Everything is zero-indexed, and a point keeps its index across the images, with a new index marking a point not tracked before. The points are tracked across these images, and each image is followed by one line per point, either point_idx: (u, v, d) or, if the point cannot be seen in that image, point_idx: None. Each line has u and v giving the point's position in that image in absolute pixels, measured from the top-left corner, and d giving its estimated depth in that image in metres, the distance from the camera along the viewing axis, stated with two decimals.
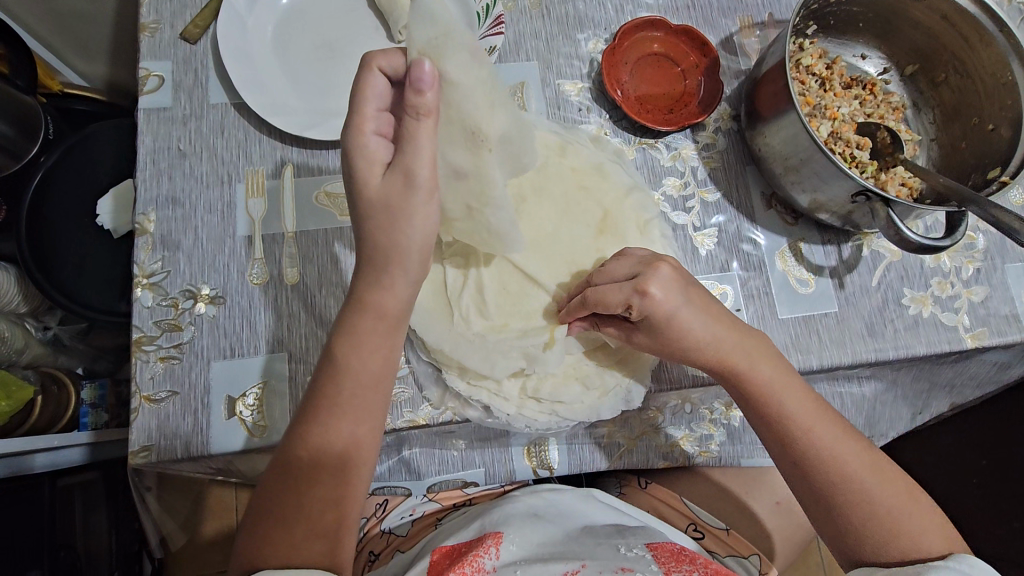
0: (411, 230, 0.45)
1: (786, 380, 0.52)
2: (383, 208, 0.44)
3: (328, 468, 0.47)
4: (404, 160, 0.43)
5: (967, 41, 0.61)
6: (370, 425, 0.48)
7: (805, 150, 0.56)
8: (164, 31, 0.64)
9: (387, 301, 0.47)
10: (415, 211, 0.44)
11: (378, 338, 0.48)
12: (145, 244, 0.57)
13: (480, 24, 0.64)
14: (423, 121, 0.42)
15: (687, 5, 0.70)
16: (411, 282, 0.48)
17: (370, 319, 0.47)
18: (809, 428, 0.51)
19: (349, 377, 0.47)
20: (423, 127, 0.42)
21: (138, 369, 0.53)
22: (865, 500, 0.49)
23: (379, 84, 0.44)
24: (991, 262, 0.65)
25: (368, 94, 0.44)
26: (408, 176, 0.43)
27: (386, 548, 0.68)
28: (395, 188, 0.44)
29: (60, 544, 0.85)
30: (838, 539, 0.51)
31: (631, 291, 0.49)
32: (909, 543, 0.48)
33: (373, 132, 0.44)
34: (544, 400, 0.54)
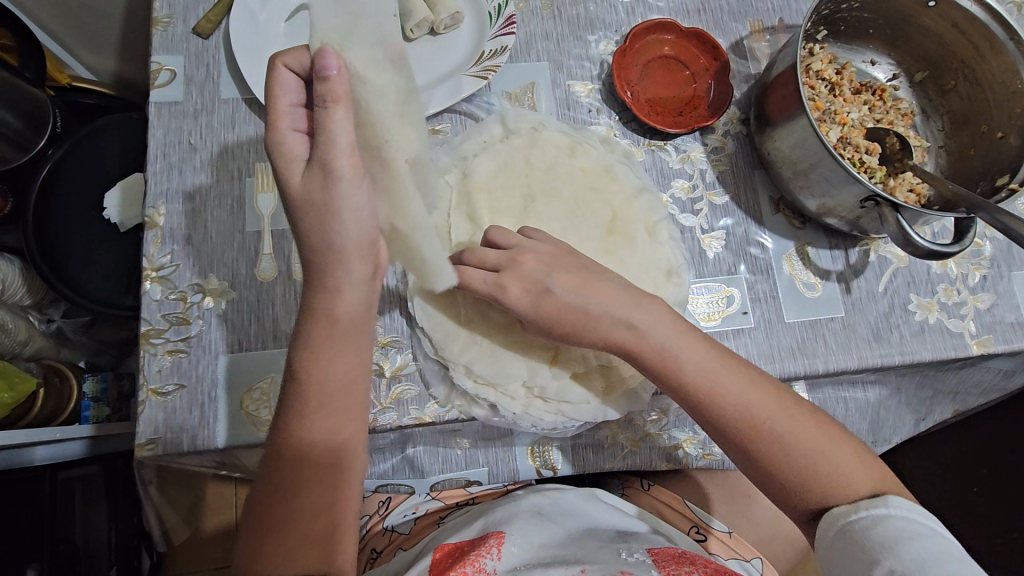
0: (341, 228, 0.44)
1: (682, 339, 0.51)
2: (309, 207, 0.43)
3: (313, 476, 0.47)
4: (320, 153, 0.41)
5: (978, 49, 0.61)
6: (352, 432, 0.49)
7: (816, 153, 0.56)
8: (176, 25, 0.64)
9: (337, 306, 0.47)
10: (344, 206, 0.43)
11: (343, 342, 0.48)
12: (155, 237, 0.57)
13: (491, 24, 0.64)
14: (333, 107, 0.38)
15: (698, 8, 0.70)
16: (358, 285, 0.48)
17: (321, 327, 0.47)
18: (707, 384, 0.50)
19: (319, 388, 0.47)
20: (334, 115, 0.39)
21: (146, 362, 0.53)
22: (787, 447, 0.48)
23: (289, 81, 0.44)
24: (997, 270, 0.65)
25: (279, 91, 0.44)
26: (330, 172, 0.41)
27: (389, 545, 0.67)
28: (314, 184, 0.42)
29: (61, 537, 0.85)
30: (772, 488, 0.50)
31: (492, 284, 0.52)
32: (847, 481, 0.47)
33: (289, 128, 0.44)
34: (551, 399, 0.54)
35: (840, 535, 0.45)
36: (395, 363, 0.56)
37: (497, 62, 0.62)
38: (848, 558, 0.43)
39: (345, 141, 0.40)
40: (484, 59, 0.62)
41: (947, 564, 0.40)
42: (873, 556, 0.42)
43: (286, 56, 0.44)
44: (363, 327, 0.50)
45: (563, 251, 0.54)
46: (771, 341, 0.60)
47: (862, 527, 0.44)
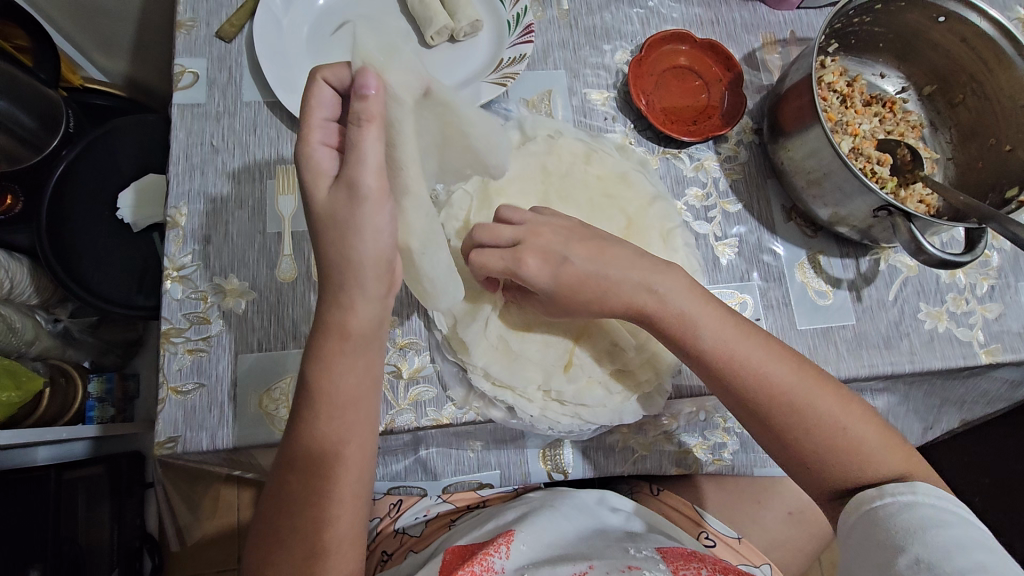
0: (361, 244, 0.42)
1: (702, 312, 0.51)
2: (331, 224, 0.41)
3: (319, 493, 0.47)
4: (348, 169, 0.40)
5: (987, 64, 0.62)
6: (359, 451, 0.48)
7: (829, 163, 0.57)
8: (199, 29, 0.64)
9: (349, 322, 0.45)
10: (364, 225, 0.41)
11: (356, 357, 0.47)
12: (176, 236, 0.58)
13: (510, 32, 0.65)
14: (366, 126, 0.38)
15: (711, 20, 0.72)
16: (372, 301, 0.46)
17: (333, 340, 0.46)
18: (729, 351, 0.51)
19: (327, 405, 0.47)
20: (366, 134, 0.38)
21: (166, 361, 0.53)
22: (805, 417, 0.49)
23: (326, 94, 0.44)
24: (1005, 280, 0.66)
25: (314, 103, 0.43)
26: (355, 190, 0.40)
27: (400, 547, 0.68)
28: (340, 200, 0.41)
29: (64, 537, 0.84)
30: (786, 457, 0.51)
31: (509, 259, 0.51)
32: (857, 464, 0.49)
33: (319, 142, 0.42)
34: (568, 402, 0.55)
35: (862, 519, 0.46)
36: (413, 365, 0.56)
37: (516, 70, 0.63)
38: (870, 543, 0.45)
39: (375, 160, 0.39)
40: (503, 66, 0.63)
41: (974, 553, 0.41)
42: (898, 543, 0.43)
43: (327, 71, 0.44)
44: (372, 343, 0.48)
45: (573, 229, 0.54)
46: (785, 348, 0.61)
47: (886, 513, 0.45)
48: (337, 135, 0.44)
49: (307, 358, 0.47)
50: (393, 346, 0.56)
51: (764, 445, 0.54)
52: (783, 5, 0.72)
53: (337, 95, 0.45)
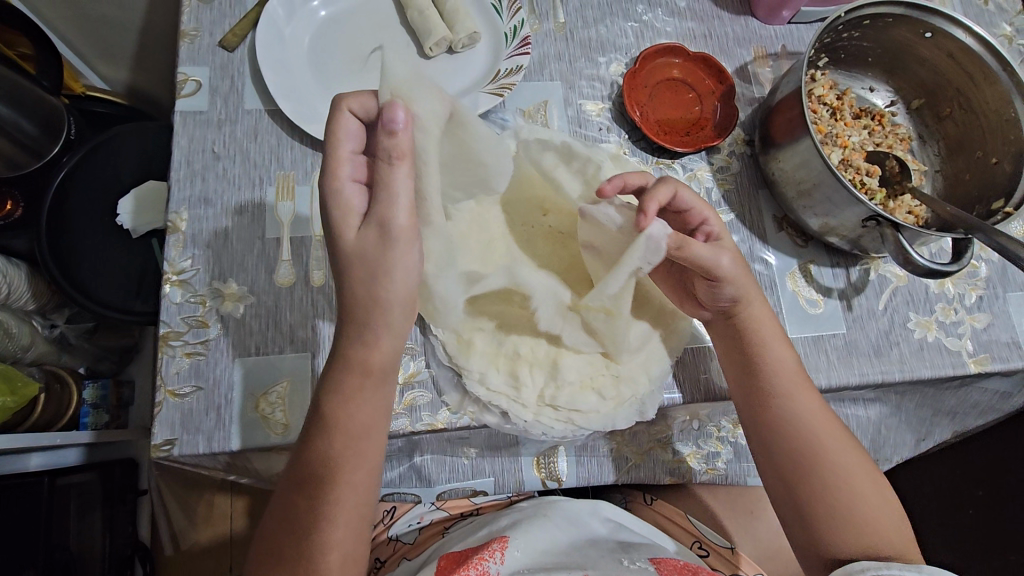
0: (393, 284, 0.45)
1: (769, 352, 0.56)
2: (363, 261, 0.45)
3: (326, 514, 0.48)
4: (380, 210, 0.43)
5: (973, 79, 0.64)
6: (367, 474, 0.49)
7: (818, 174, 0.58)
8: (203, 38, 0.66)
9: (373, 357, 0.48)
10: (396, 263, 0.44)
11: (371, 390, 0.48)
12: (177, 241, 0.58)
13: (507, 44, 0.66)
14: (397, 163, 0.42)
15: (704, 34, 0.73)
16: (396, 335, 0.48)
17: (355, 378, 0.48)
18: (802, 397, 0.56)
19: (340, 435, 0.48)
20: (398, 170, 0.42)
21: (164, 364, 0.54)
22: (826, 462, 0.55)
23: (351, 126, 0.47)
24: (993, 290, 0.67)
25: (342, 136, 0.46)
26: (388, 228, 0.43)
27: (394, 554, 0.68)
28: (370, 242, 0.44)
29: (55, 545, 0.83)
30: (787, 494, 0.57)
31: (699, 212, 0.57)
32: (851, 522, 0.54)
33: (350, 177, 0.45)
34: (561, 407, 0.55)
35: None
36: (409, 369, 0.57)
37: (512, 80, 0.64)
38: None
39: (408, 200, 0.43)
40: (500, 77, 0.65)
41: None
42: None
43: (353, 100, 0.46)
44: (370, 378, 0.48)
45: None
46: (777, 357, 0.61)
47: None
48: (364, 166, 0.47)
49: (326, 392, 0.48)
50: None
51: (767, 481, 0.59)
52: (775, 20, 0.74)
53: (360, 125, 0.47)
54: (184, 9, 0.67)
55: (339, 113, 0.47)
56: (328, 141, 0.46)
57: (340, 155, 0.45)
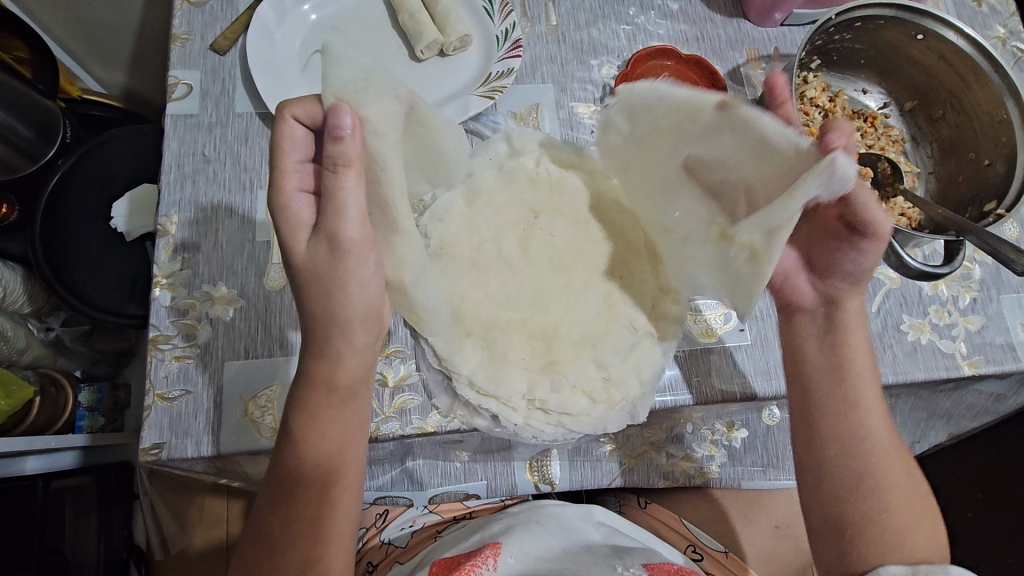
0: (347, 299, 0.46)
1: (856, 342, 0.59)
2: (315, 276, 0.45)
3: (302, 535, 0.48)
4: (329, 224, 0.43)
5: (965, 80, 0.64)
6: (339, 494, 0.50)
7: None
8: (194, 42, 0.66)
9: (337, 374, 0.48)
10: (353, 272, 0.45)
11: (338, 411, 0.49)
12: (167, 244, 0.58)
13: (499, 47, 0.66)
14: (343, 170, 0.41)
15: (697, 37, 0.73)
16: (361, 351, 0.49)
17: (321, 396, 0.48)
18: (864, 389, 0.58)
19: (313, 456, 0.48)
20: (345, 177, 0.41)
21: (154, 367, 0.54)
22: (871, 483, 0.57)
23: (297, 134, 0.46)
24: (987, 293, 0.67)
25: (287, 146, 0.46)
26: (335, 242, 0.43)
27: (386, 559, 0.69)
28: (319, 255, 0.45)
29: (50, 549, 0.83)
30: (822, 493, 0.59)
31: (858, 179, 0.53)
32: (872, 542, 0.56)
33: (296, 189, 0.46)
34: (552, 411, 0.54)
35: None
36: (399, 373, 0.57)
37: (504, 83, 0.64)
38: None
39: (356, 208, 0.43)
40: (492, 80, 0.65)
41: None
42: None
43: (296, 108, 0.46)
44: (349, 398, 0.49)
45: None
46: (767, 359, 0.61)
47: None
48: (312, 177, 0.48)
49: (313, 399, 0.48)
50: (379, 354, 0.57)
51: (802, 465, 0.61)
52: (767, 22, 0.74)
53: (308, 132, 0.47)
54: (176, 12, 0.67)
55: (283, 120, 0.46)
56: (273, 149, 0.46)
57: (285, 167, 0.46)
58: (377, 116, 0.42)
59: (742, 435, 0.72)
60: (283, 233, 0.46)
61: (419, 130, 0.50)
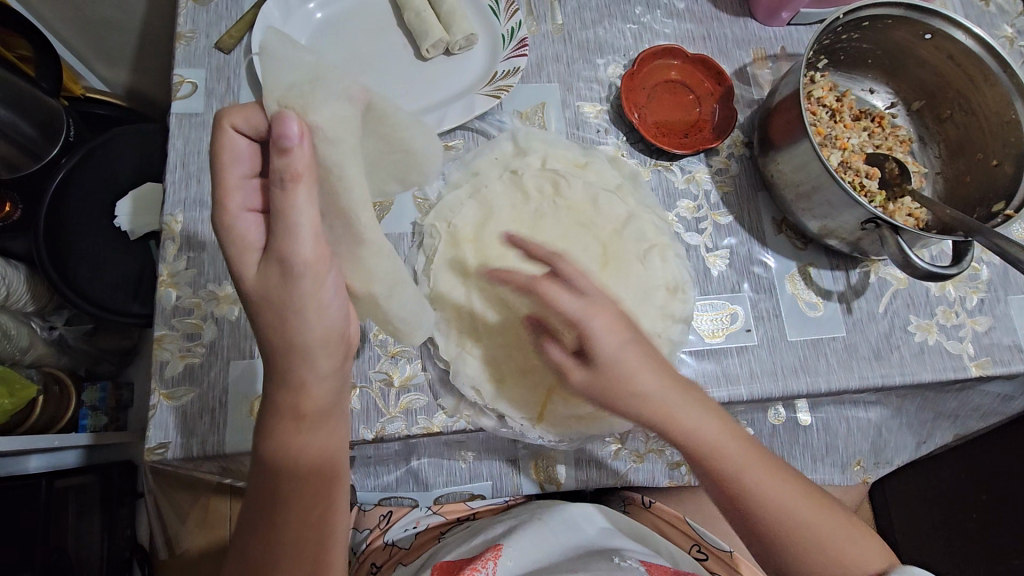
0: (307, 326, 0.42)
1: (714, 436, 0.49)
2: (268, 301, 0.42)
3: (300, 541, 0.48)
4: (279, 244, 0.40)
5: (973, 80, 0.63)
6: (329, 503, 0.49)
7: (817, 176, 0.58)
8: (199, 40, 0.66)
9: (303, 402, 0.45)
10: (305, 297, 0.41)
11: (320, 427, 0.46)
12: (172, 243, 0.58)
13: (504, 46, 0.66)
14: (291, 185, 0.37)
15: (703, 36, 0.73)
16: (325, 377, 0.45)
17: (286, 423, 0.45)
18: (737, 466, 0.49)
19: (305, 464, 0.46)
20: (292, 194, 0.37)
21: (159, 367, 0.54)
22: (802, 543, 0.49)
23: (240, 146, 0.44)
24: (994, 293, 0.67)
25: (227, 159, 0.44)
26: (287, 264, 0.40)
27: (389, 560, 0.66)
28: (272, 279, 0.41)
29: (54, 547, 0.83)
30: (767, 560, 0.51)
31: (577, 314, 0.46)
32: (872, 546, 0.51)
33: (241, 208, 0.43)
34: (558, 412, 0.55)
35: None
36: (405, 373, 0.57)
37: (509, 82, 0.64)
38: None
39: (309, 222, 0.39)
40: (497, 79, 0.64)
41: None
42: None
43: (234, 117, 0.43)
44: (332, 414, 0.47)
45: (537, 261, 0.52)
46: (774, 360, 0.61)
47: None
48: (258, 192, 0.45)
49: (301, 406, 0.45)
50: (384, 354, 0.57)
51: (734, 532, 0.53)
52: (774, 22, 0.74)
53: (252, 143, 0.45)
54: (182, 11, 0.67)
55: (222, 129, 0.44)
56: (213, 163, 0.44)
57: (228, 183, 0.44)
58: (328, 120, 0.39)
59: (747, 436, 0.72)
60: (233, 258, 0.43)
61: (382, 129, 0.45)
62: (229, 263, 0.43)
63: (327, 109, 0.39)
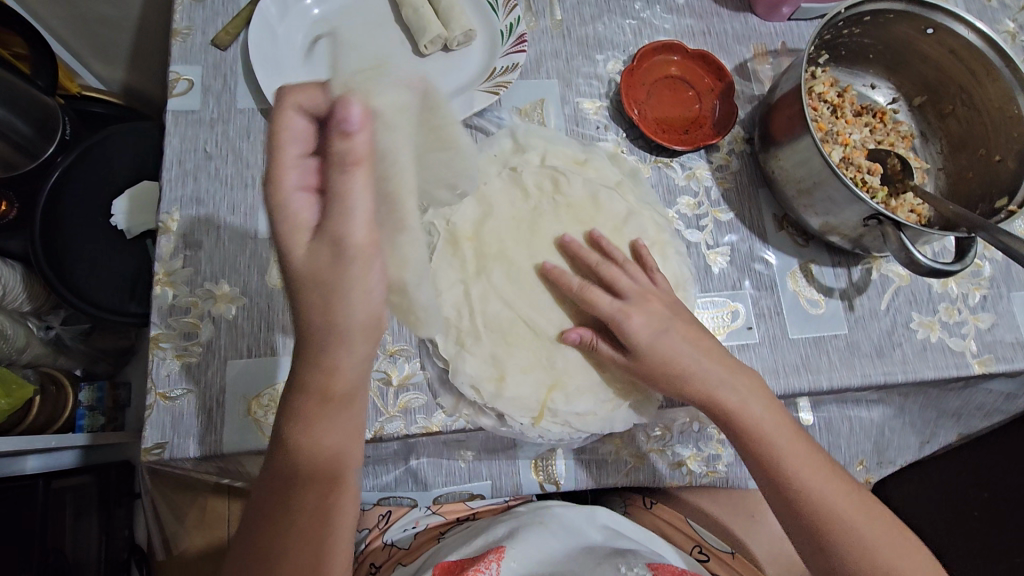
0: (348, 308, 0.42)
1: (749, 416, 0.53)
2: (315, 283, 0.40)
3: (308, 529, 0.47)
4: (333, 225, 0.38)
5: (975, 75, 0.63)
6: (339, 496, 0.49)
7: (819, 173, 0.57)
8: (195, 37, 0.65)
9: (329, 385, 0.46)
10: (351, 283, 0.40)
11: (336, 416, 0.47)
12: (168, 242, 0.58)
13: (503, 42, 0.66)
14: (352, 170, 0.36)
15: (703, 31, 0.72)
16: (356, 360, 0.46)
17: (314, 403, 0.46)
18: (772, 447, 0.53)
19: (322, 448, 0.47)
20: (352, 178, 0.36)
21: (155, 366, 0.53)
22: (831, 528, 0.52)
23: (297, 125, 0.38)
24: (997, 290, 0.66)
25: (284, 137, 0.37)
26: (340, 248, 0.39)
27: (388, 560, 0.67)
28: (322, 261, 0.39)
29: (51, 548, 0.82)
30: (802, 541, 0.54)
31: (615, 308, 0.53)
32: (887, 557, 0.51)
33: (296, 188, 0.38)
34: (559, 412, 0.54)
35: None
36: (403, 371, 0.56)
37: (508, 78, 0.63)
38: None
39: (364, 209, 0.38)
40: (496, 75, 0.64)
41: None
42: None
43: (299, 94, 0.37)
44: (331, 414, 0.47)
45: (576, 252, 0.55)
46: (774, 357, 0.60)
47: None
48: (315, 173, 0.39)
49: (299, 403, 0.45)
50: (383, 353, 0.56)
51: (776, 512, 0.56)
52: (774, 16, 0.73)
53: (311, 124, 0.38)
54: (177, 7, 0.66)
55: (282, 108, 0.37)
56: (267, 139, 0.37)
57: (284, 161, 0.37)
58: (387, 108, 0.40)
59: None
60: (279, 236, 0.39)
61: (431, 124, 0.46)
62: (277, 239, 0.39)
63: (386, 97, 0.40)
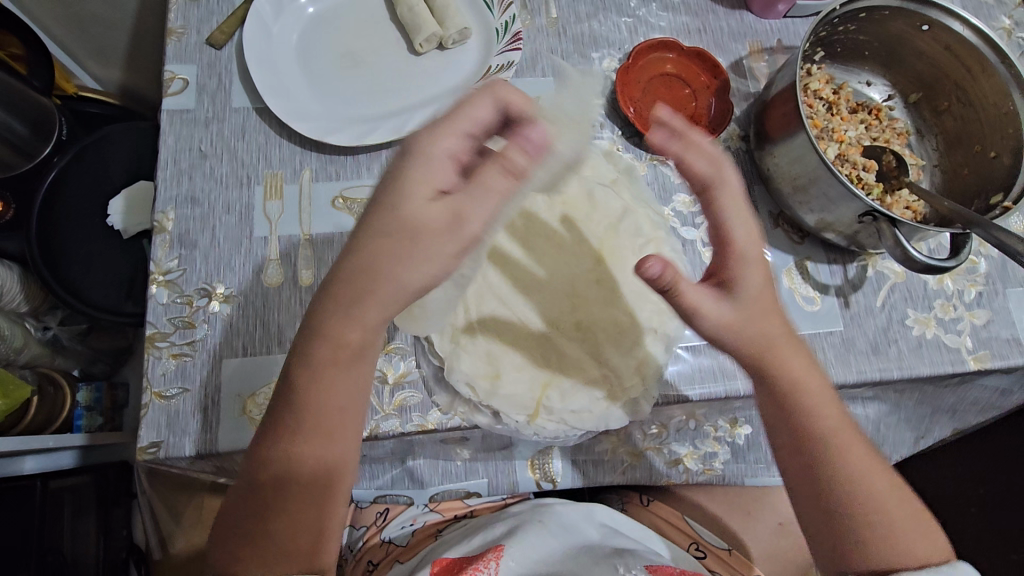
0: (412, 271, 0.44)
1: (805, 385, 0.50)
2: (409, 234, 0.44)
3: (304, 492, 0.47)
4: (465, 203, 0.44)
5: (971, 71, 0.63)
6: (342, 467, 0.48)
7: (814, 170, 0.57)
8: (190, 36, 0.65)
9: (344, 335, 0.46)
10: (428, 256, 0.44)
11: (350, 372, 0.47)
12: (163, 241, 0.58)
13: (499, 40, 0.66)
14: (504, 175, 0.45)
15: (699, 29, 0.72)
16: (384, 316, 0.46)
17: (328, 351, 0.46)
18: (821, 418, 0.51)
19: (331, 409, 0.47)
20: (499, 177, 0.45)
21: (151, 365, 0.53)
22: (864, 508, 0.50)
23: (481, 113, 0.48)
24: (992, 286, 0.66)
25: (465, 113, 0.47)
26: (455, 223, 0.44)
27: (386, 557, 0.67)
28: (435, 221, 0.44)
29: (48, 548, 0.82)
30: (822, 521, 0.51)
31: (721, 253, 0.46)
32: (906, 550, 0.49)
33: (448, 150, 0.46)
34: (554, 410, 0.54)
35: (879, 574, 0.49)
36: (399, 370, 0.56)
37: (503, 76, 0.63)
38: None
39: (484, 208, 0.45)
40: (491, 74, 0.64)
41: None
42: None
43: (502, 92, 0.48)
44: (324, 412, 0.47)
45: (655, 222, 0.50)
46: None
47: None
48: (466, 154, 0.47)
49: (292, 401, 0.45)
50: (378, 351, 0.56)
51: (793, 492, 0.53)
52: (770, 14, 0.73)
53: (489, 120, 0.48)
54: (172, 7, 0.66)
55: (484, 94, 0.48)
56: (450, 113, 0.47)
57: (454, 127, 0.46)
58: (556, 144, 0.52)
59: (745, 431, 0.72)
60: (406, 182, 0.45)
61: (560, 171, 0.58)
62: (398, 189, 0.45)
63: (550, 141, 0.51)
